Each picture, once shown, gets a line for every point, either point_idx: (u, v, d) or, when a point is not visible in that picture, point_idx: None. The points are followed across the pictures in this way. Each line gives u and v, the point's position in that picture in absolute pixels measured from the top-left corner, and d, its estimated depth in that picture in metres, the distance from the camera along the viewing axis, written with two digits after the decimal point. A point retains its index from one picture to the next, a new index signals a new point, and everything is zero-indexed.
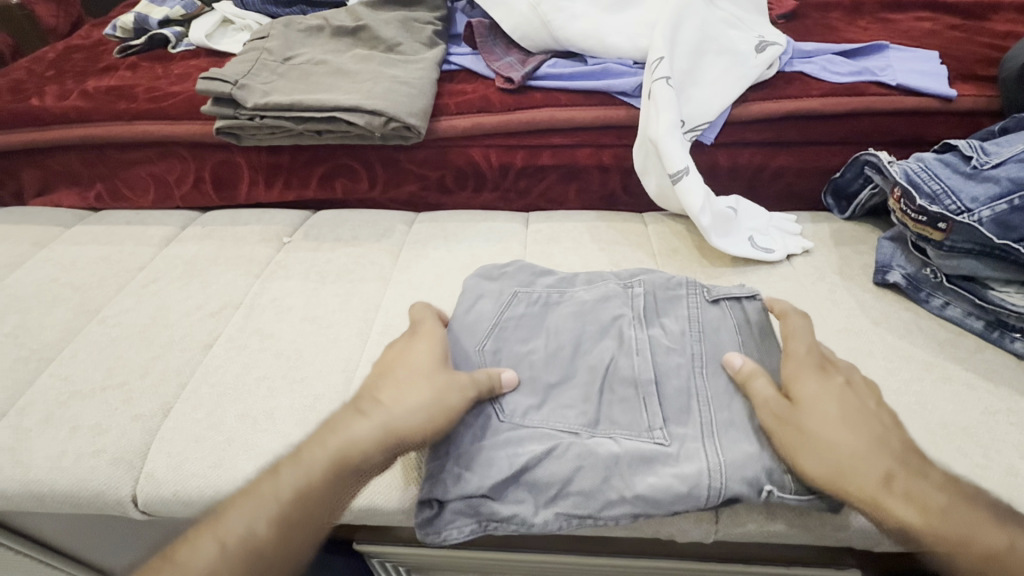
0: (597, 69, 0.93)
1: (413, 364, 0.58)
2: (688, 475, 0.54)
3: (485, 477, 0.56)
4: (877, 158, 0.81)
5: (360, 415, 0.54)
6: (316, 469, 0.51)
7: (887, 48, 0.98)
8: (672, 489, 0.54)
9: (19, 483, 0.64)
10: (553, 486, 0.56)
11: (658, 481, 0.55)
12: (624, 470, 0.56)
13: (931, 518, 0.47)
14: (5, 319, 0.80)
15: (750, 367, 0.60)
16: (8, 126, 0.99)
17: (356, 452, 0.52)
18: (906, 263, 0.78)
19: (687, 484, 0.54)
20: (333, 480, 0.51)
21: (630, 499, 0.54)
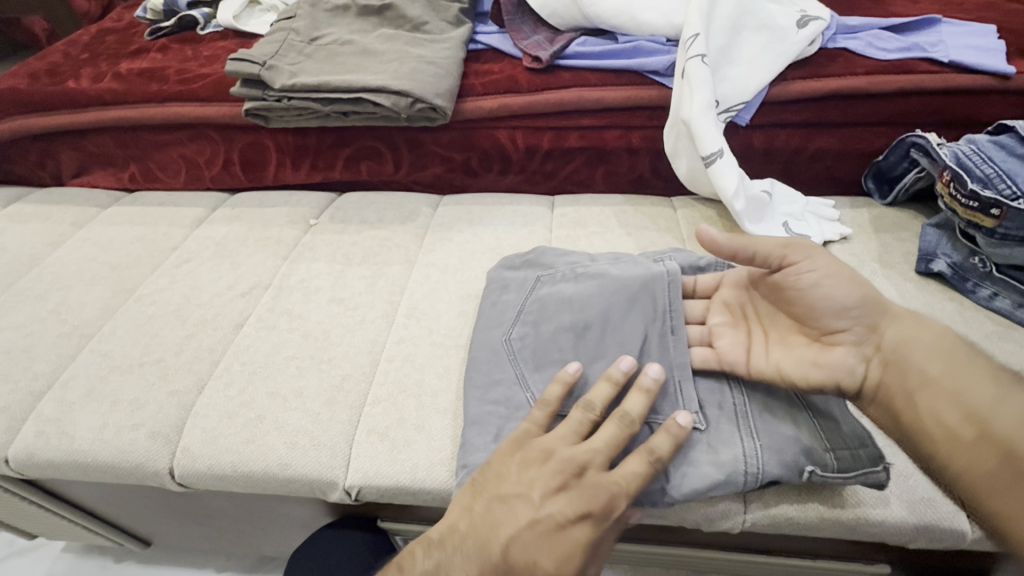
0: (629, 47, 0.89)
1: (580, 557, 0.49)
2: (726, 462, 0.54)
3: None
4: (924, 140, 0.77)
5: (541, 530, 0.50)
6: (490, 548, 0.50)
7: (939, 22, 0.92)
8: (709, 477, 0.54)
9: (64, 453, 0.66)
10: None
11: (696, 467, 0.55)
12: None
13: (967, 355, 0.52)
14: (48, 296, 0.83)
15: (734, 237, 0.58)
16: (47, 108, 1.01)
17: (520, 560, 0.49)
18: (952, 251, 0.75)
19: (724, 470, 0.54)
20: (491, 559, 0.50)
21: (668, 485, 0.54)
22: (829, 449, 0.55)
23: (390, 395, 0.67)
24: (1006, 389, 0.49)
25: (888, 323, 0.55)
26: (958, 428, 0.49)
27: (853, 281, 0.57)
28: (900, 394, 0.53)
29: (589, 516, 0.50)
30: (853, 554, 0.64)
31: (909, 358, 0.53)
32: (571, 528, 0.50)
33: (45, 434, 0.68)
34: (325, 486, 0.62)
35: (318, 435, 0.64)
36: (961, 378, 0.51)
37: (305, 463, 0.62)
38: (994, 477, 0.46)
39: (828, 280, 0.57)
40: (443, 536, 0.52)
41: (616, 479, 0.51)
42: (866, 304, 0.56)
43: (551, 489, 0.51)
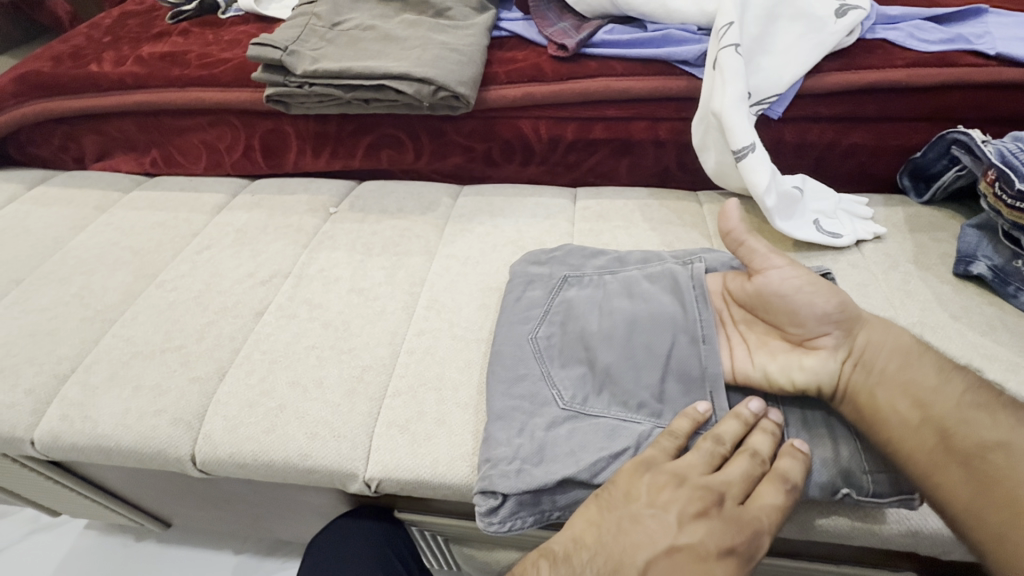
0: (658, 35, 0.87)
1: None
2: None
3: (553, 468, 0.54)
4: (967, 137, 0.74)
5: (679, 559, 0.47)
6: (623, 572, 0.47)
7: (985, 12, 0.88)
8: None
9: (88, 437, 0.67)
10: None
11: None
12: None
13: (917, 352, 0.55)
14: (72, 280, 0.84)
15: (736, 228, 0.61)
16: (70, 92, 1.01)
17: None
18: (994, 253, 0.72)
19: None
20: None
21: None
22: (867, 469, 0.53)
23: (411, 388, 0.66)
24: (948, 379, 0.53)
25: (859, 325, 0.56)
26: (909, 418, 0.51)
27: (829, 286, 0.57)
28: (864, 392, 0.53)
29: (732, 550, 0.47)
30: (879, 563, 0.63)
31: (871, 356, 0.55)
32: (714, 561, 0.46)
33: (70, 418, 0.68)
34: (345, 478, 0.62)
35: (339, 426, 0.64)
36: (915, 372, 0.53)
37: (325, 455, 0.62)
38: (937, 456, 0.49)
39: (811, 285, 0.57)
40: (567, 551, 0.49)
41: (758, 514, 0.49)
42: (846, 311, 0.56)
43: (689, 516, 0.48)
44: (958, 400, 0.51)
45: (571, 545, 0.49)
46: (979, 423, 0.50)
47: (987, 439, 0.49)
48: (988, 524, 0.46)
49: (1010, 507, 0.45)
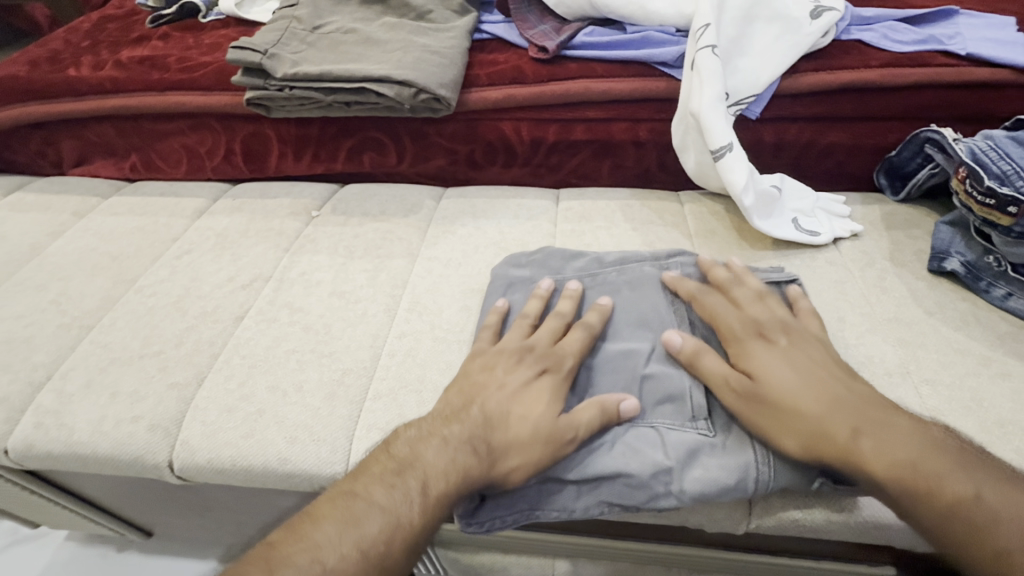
0: (637, 37, 0.87)
1: (552, 400, 0.56)
2: (736, 467, 0.53)
3: None
4: (940, 135, 0.75)
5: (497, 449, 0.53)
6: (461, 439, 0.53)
7: (956, 13, 0.89)
8: (720, 482, 0.53)
9: (63, 445, 0.66)
10: (597, 476, 0.55)
11: (705, 474, 0.54)
12: (672, 464, 0.54)
13: (890, 425, 0.51)
14: (48, 287, 0.83)
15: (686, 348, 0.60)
16: (47, 96, 1.00)
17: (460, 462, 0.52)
18: (966, 249, 0.73)
19: (735, 476, 0.53)
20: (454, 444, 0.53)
21: (678, 492, 0.54)
22: None
23: (392, 391, 0.66)
24: (921, 451, 0.49)
25: (830, 409, 0.52)
26: (920, 502, 0.47)
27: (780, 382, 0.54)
28: (874, 477, 0.49)
29: (547, 370, 0.59)
30: (856, 556, 0.64)
31: (865, 434, 0.50)
32: (535, 382, 0.58)
33: (45, 426, 0.67)
34: (325, 482, 0.62)
35: (318, 430, 0.63)
36: (894, 452, 0.49)
37: (304, 459, 0.62)
38: (950, 542, 0.46)
39: (780, 369, 0.55)
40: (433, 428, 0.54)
41: (563, 347, 0.61)
42: (811, 398, 0.53)
43: (514, 366, 0.59)
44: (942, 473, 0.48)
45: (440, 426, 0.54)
46: (967, 491, 0.47)
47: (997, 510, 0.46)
48: None
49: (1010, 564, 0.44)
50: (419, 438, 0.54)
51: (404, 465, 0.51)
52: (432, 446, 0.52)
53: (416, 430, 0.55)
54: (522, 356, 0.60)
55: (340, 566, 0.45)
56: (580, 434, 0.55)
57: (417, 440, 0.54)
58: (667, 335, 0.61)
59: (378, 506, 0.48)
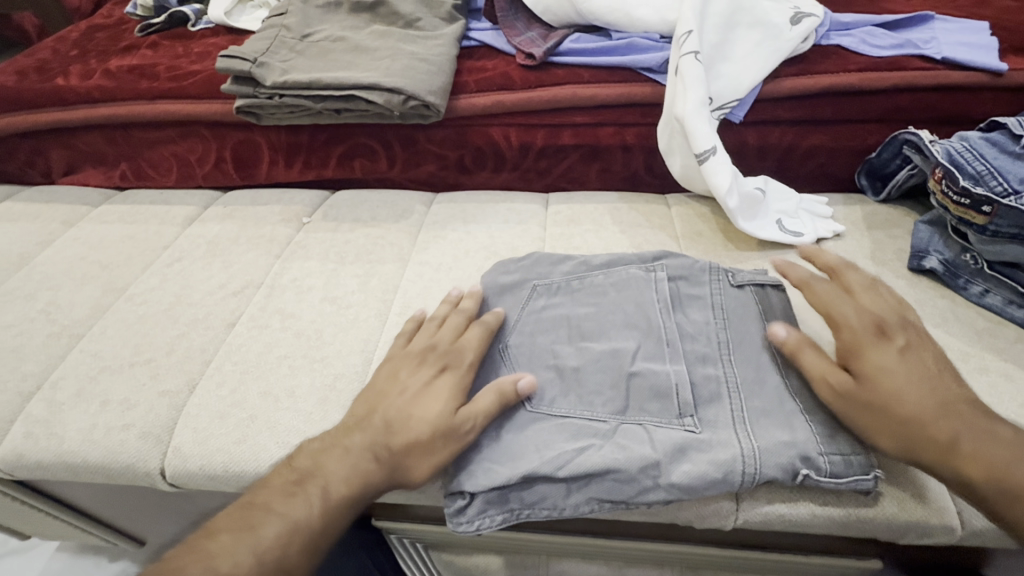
0: (622, 44, 0.89)
1: (450, 397, 0.58)
2: (723, 461, 0.54)
3: (520, 465, 0.56)
4: (916, 137, 0.77)
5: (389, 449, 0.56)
6: (355, 448, 0.56)
7: (932, 18, 0.92)
8: (707, 476, 0.54)
9: (53, 454, 0.66)
10: (586, 473, 0.55)
11: (693, 468, 0.54)
12: (658, 457, 0.55)
13: (989, 424, 0.52)
14: (37, 296, 0.83)
15: (794, 338, 0.59)
16: (36, 106, 1.00)
17: (355, 468, 0.55)
18: (944, 248, 0.75)
19: (722, 469, 0.54)
20: (352, 452, 0.56)
21: (666, 486, 0.54)
22: (823, 450, 0.55)
23: None
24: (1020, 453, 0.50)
25: (935, 407, 0.52)
26: (1020, 509, 0.48)
27: (893, 376, 0.54)
28: (972, 471, 0.50)
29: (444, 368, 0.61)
30: (845, 550, 0.65)
31: (972, 440, 0.51)
32: (436, 381, 0.60)
33: (35, 435, 0.67)
34: None
35: (310, 435, 0.63)
36: (992, 450, 0.50)
37: None
38: None
39: (902, 366, 0.54)
40: (330, 441, 0.58)
41: (463, 344, 0.64)
42: (919, 397, 0.52)
43: (416, 368, 0.62)
44: None
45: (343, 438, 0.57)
46: None
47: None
48: None
49: None
50: (318, 450, 0.57)
51: (303, 476, 0.55)
52: (334, 455, 0.56)
53: (320, 442, 0.58)
54: (424, 356, 0.63)
55: (249, 571, 0.48)
56: (479, 422, 0.57)
57: (320, 450, 0.57)
58: (774, 327, 0.61)
59: (283, 513, 0.52)
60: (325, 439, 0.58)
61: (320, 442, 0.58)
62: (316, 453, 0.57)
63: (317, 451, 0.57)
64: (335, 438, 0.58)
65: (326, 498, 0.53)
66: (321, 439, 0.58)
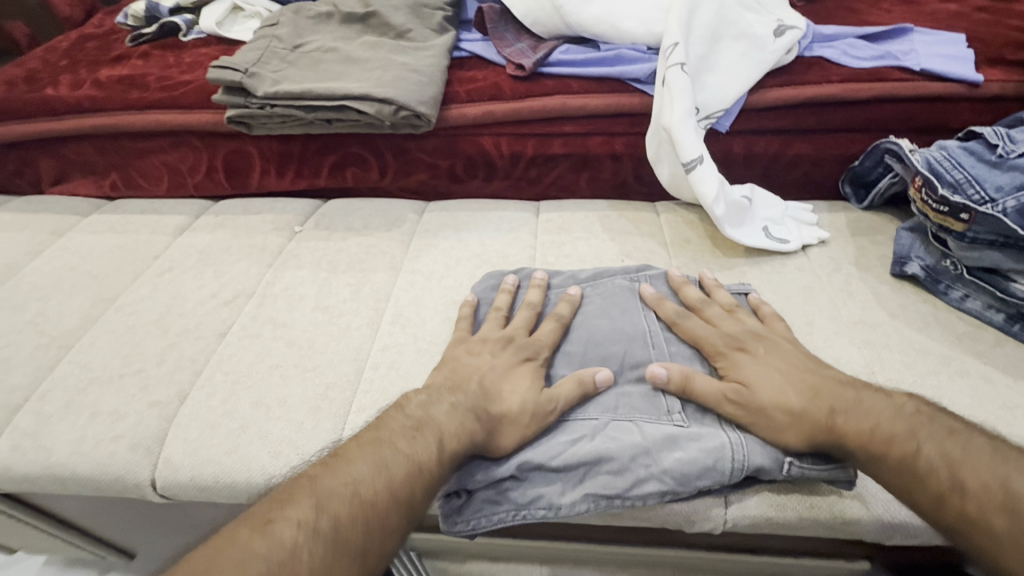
0: (611, 55, 0.90)
1: (536, 380, 0.61)
2: (713, 448, 0.55)
3: (514, 458, 0.58)
4: (897, 146, 0.79)
5: (488, 414, 0.58)
6: (459, 405, 0.57)
7: (911, 31, 0.94)
8: (699, 463, 0.55)
9: (41, 467, 0.65)
10: (580, 467, 0.57)
11: (685, 456, 0.56)
12: (650, 447, 0.57)
13: (860, 401, 0.55)
14: (25, 307, 0.82)
15: (674, 376, 0.60)
16: (25, 116, 1.00)
17: (459, 424, 0.55)
18: (925, 254, 0.77)
19: (712, 456, 0.55)
20: (453, 408, 0.57)
21: (659, 474, 0.55)
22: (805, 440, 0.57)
23: (376, 403, 0.67)
24: (898, 424, 0.53)
25: (806, 397, 0.56)
26: (911, 481, 0.50)
27: (757, 379, 0.59)
28: (853, 448, 0.53)
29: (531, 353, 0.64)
30: (832, 552, 0.66)
31: (841, 415, 0.55)
32: (521, 365, 0.63)
33: (22, 447, 0.66)
34: None
35: (302, 444, 0.64)
36: (863, 424, 0.53)
37: (288, 473, 0.62)
38: (947, 506, 0.49)
39: (760, 373, 0.59)
40: (437, 395, 0.58)
41: (540, 337, 0.66)
42: (789, 391, 0.57)
43: (499, 350, 0.64)
44: (927, 439, 0.52)
45: (445, 393, 0.58)
46: (938, 447, 0.51)
47: (961, 459, 0.50)
48: (1000, 548, 0.46)
49: (990, 523, 0.47)
50: (419, 403, 0.57)
51: (421, 422, 0.55)
52: (443, 408, 0.56)
53: (421, 397, 0.58)
54: (507, 343, 0.65)
55: (374, 500, 0.48)
56: (560, 406, 0.60)
57: (420, 404, 0.57)
58: (651, 370, 0.61)
59: (399, 451, 0.52)
60: (424, 394, 0.59)
61: (418, 397, 0.58)
62: (423, 404, 0.57)
63: (417, 402, 0.57)
64: (434, 394, 0.58)
65: (433, 446, 0.53)
66: (423, 394, 0.59)
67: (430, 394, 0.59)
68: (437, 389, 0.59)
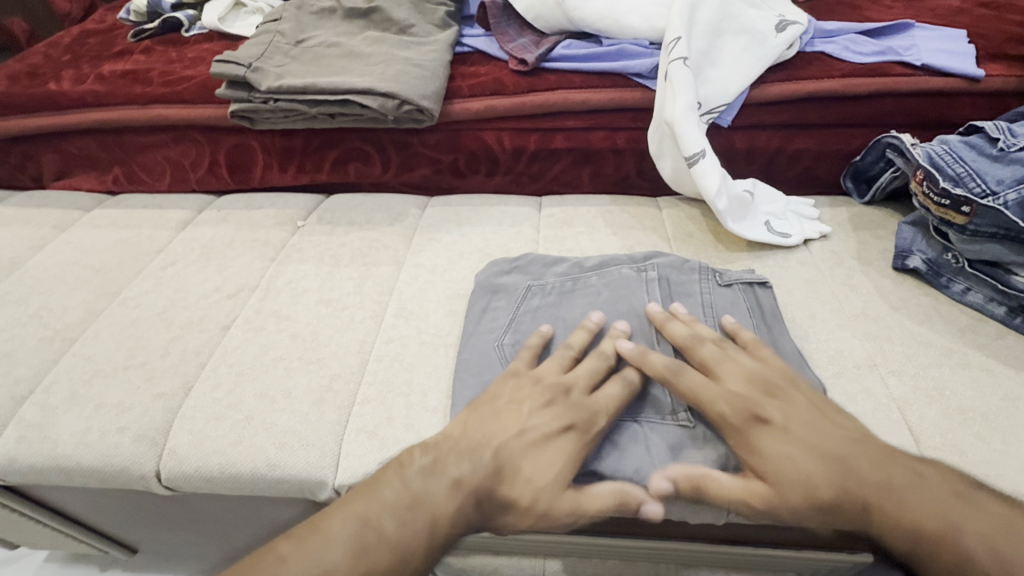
0: (613, 50, 0.91)
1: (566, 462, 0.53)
2: (716, 455, 0.56)
3: None
4: (899, 140, 0.79)
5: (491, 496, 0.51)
6: (459, 482, 0.50)
7: (912, 26, 0.95)
8: (701, 469, 0.56)
9: (46, 458, 0.66)
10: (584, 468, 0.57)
11: (688, 463, 0.56)
12: (654, 452, 0.57)
13: (892, 476, 0.50)
14: (28, 301, 0.82)
15: (680, 484, 0.53)
16: (28, 110, 1.00)
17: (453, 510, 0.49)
18: (926, 247, 0.77)
19: (715, 463, 0.56)
20: (450, 487, 0.50)
21: (660, 479, 0.56)
22: None
23: (380, 395, 0.67)
24: (935, 501, 0.48)
25: (840, 475, 0.50)
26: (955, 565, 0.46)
27: (783, 456, 0.51)
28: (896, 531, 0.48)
29: (575, 424, 0.55)
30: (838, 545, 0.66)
31: (879, 496, 0.48)
32: (558, 438, 0.54)
33: (27, 439, 0.67)
34: (314, 487, 0.62)
35: (307, 435, 0.64)
36: (904, 504, 0.48)
37: (293, 464, 0.62)
38: None
39: (784, 451, 0.52)
40: (442, 458, 0.52)
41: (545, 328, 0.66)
42: (820, 470, 0.50)
43: (538, 406, 0.56)
44: (967, 517, 0.47)
45: (452, 461, 0.52)
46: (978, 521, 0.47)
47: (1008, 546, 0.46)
48: None
49: None
50: (421, 468, 0.52)
51: (416, 499, 0.49)
52: (444, 486, 0.50)
53: (425, 459, 0.52)
54: (553, 397, 0.57)
55: None
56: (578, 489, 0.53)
57: (422, 472, 0.51)
58: (654, 485, 0.54)
59: (380, 533, 0.47)
60: (430, 456, 0.53)
61: (425, 460, 0.52)
62: (422, 471, 0.51)
63: (420, 468, 0.52)
64: (442, 463, 0.52)
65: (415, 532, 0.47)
66: (428, 456, 0.53)
67: (437, 459, 0.52)
68: (448, 456, 0.52)
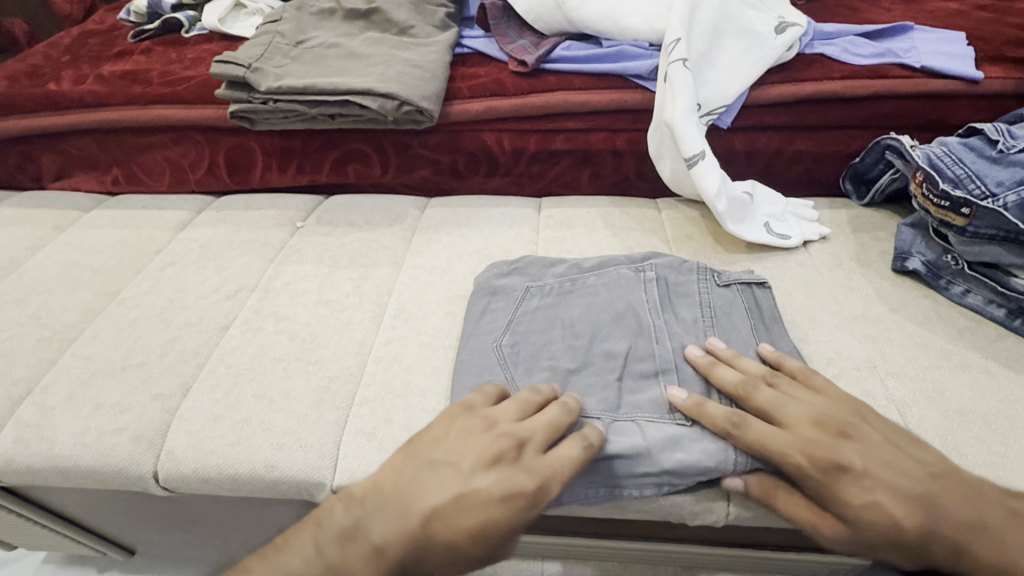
0: (612, 51, 0.91)
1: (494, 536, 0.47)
2: (714, 451, 0.56)
3: None
4: (899, 142, 0.79)
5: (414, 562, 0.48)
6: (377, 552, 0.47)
7: (911, 29, 0.95)
8: (700, 465, 0.55)
9: (43, 459, 0.65)
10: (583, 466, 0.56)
11: (687, 458, 0.56)
12: (652, 448, 0.56)
13: (989, 518, 0.48)
14: (27, 301, 0.82)
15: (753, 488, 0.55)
16: (28, 111, 1.00)
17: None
18: (926, 249, 0.77)
19: (714, 459, 0.56)
20: (363, 556, 0.47)
21: (658, 475, 0.56)
22: None
23: (378, 396, 0.67)
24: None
25: (929, 521, 0.48)
26: None
27: (871, 504, 0.49)
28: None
29: (518, 496, 0.49)
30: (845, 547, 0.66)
31: (974, 542, 0.47)
32: (495, 505, 0.48)
33: (25, 439, 0.66)
34: (312, 488, 0.62)
35: (305, 436, 0.64)
36: (1002, 550, 0.47)
37: (291, 465, 0.62)
38: None
39: (871, 499, 0.49)
40: (358, 522, 0.49)
41: None
42: (908, 517, 0.48)
43: (477, 464, 0.50)
44: None
45: (373, 527, 0.48)
46: None
47: None
48: None
49: None
50: (342, 530, 0.49)
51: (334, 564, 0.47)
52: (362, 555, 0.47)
53: (346, 520, 0.49)
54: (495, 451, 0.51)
55: None
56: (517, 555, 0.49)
57: (342, 536, 0.49)
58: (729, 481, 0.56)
59: None
60: (349, 516, 0.49)
61: (349, 519, 0.49)
62: (342, 534, 0.49)
63: (341, 528, 0.49)
64: (365, 524, 0.49)
65: None
66: (349, 516, 0.50)
67: (359, 518, 0.49)
68: (371, 516, 0.49)
